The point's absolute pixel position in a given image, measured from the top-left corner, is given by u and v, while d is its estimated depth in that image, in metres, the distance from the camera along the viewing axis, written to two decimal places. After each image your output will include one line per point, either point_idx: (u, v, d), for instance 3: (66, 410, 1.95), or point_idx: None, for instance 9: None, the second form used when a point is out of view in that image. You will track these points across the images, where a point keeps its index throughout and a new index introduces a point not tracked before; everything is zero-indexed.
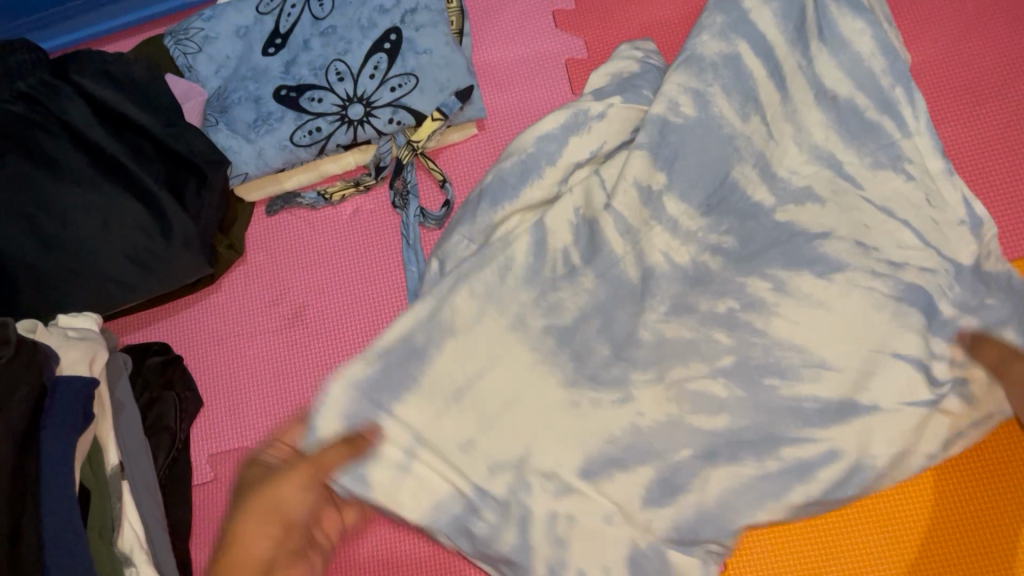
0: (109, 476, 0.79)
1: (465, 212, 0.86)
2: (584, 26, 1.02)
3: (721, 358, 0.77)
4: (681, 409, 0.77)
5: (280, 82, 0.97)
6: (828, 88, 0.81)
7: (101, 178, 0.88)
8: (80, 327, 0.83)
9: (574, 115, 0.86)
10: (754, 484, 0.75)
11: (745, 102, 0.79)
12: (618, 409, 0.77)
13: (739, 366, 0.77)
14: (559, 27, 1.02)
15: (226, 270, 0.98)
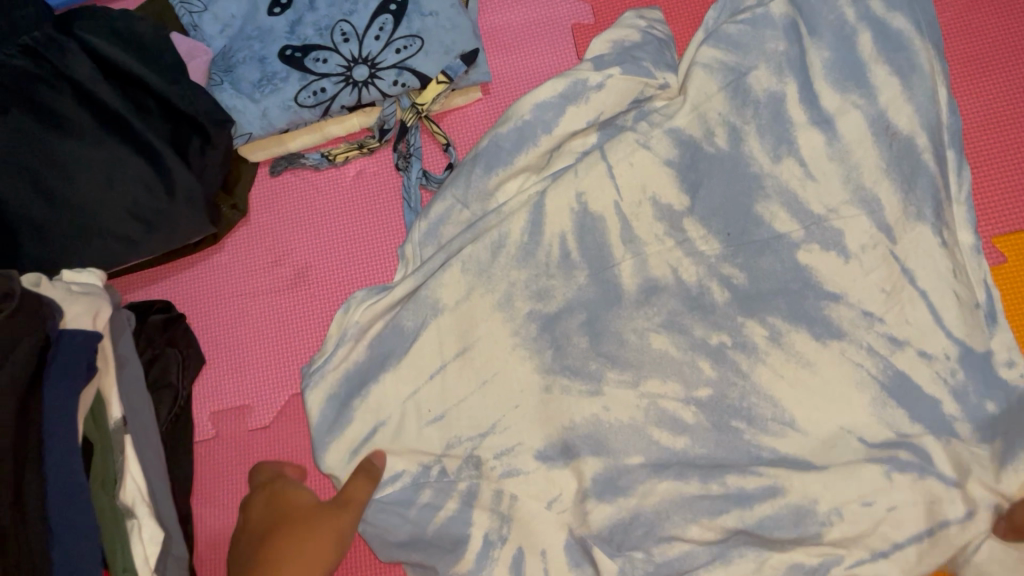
0: (112, 430, 0.80)
1: (457, 174, 0.89)
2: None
3: (697, 387, 0.81)
4: (645, 417, 0.81)
5: (285, 42, 0.97)
6: (829, 86, 0.83)
7: (105, 134, 0.88)
8: (84, 282, 0.84)
9: (572, 83, 0.88)
10: (696, 501, 0.78)
11: (777, 144, 0.84)
12: (588, 398, 0.82)
13: (712, 400, 0.81)
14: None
15: (228, 230, 0.98)
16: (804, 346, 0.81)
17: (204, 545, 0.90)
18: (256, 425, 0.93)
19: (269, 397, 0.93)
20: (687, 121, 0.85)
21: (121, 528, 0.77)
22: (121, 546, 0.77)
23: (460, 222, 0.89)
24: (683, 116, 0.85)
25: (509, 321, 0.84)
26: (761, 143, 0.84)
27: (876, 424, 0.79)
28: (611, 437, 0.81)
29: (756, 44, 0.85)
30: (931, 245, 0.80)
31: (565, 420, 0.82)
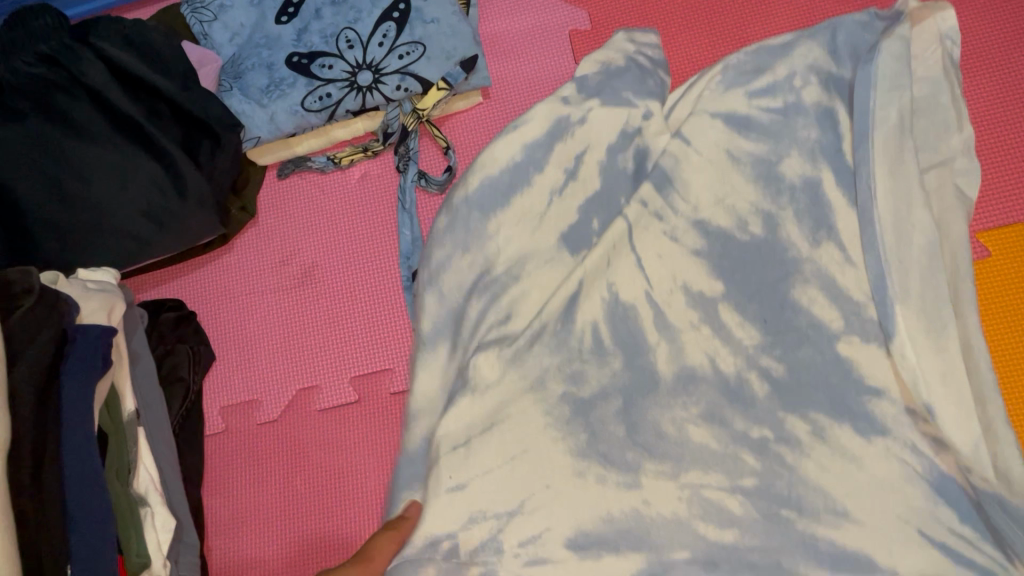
0: (126, 421, 0.83)
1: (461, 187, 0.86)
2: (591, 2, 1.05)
3: (741, 476, 0.74)
4: (689, 510, 0.74)
5: (292, 49, 1.00)
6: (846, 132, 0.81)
7: (118, 136, 0.91)
8: (99, 279, 0.87)
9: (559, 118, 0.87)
10: None
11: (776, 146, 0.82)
12: (625, 491, 0.75)
13: (759, 489, 0.74)
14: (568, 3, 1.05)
15: (237, 231, 1.02)
16: (850, 441, 0.74)
17: (214, 535, 0.93)
18: (264, 419, 0.96)
19: (277, 391, 0.96)
20: (714, 214, 0.82)
21: (136, 515, 0.80)
22: (136, 531, 0.79)
23: (463, 270, 0.84)
24: (708, 208, 0.82)
25: (541, 404, 0.78)
26: (800, 230, 0.79)
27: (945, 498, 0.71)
28: (654, 532, 0.74)
29: (788, 131, 0.82)
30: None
31: (604, 510, 0.74)
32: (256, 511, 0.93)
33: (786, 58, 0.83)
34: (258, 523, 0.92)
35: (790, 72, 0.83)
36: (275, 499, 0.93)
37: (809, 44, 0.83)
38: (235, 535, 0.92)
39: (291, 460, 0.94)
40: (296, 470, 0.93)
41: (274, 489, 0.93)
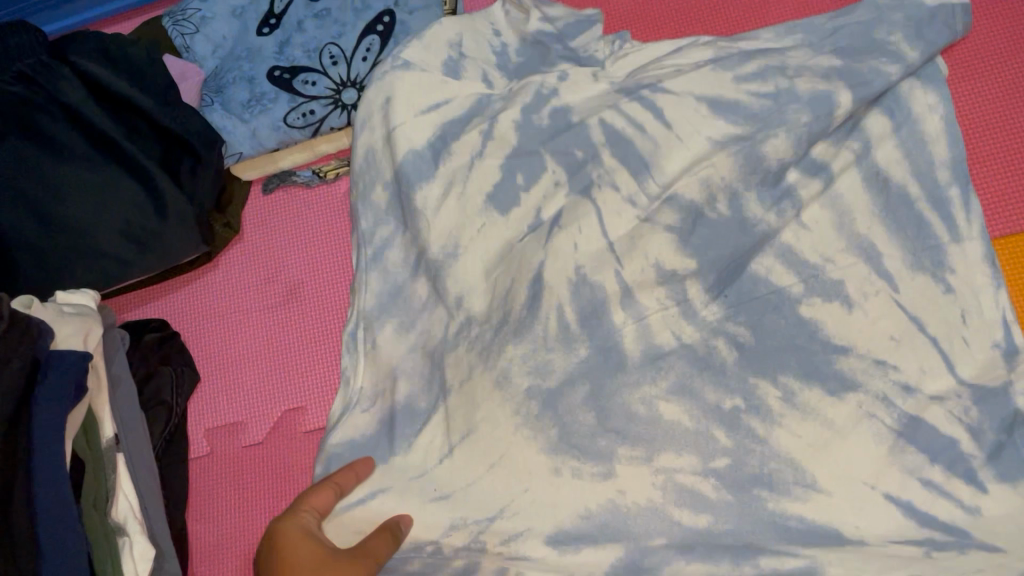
0: (105, 448, 0.81)
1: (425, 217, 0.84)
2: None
3: (713, 458, 0.79)
4: (665, 499, 0.79)
5: (274, 64, 0.98)
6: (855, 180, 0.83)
7: (95, 154, 0.89)
8: (77, 304, 0.85)
9: (478, 96, 0.87)
10: None
11: (778, 200, 0.83)
12: (601, 483, 0.80)
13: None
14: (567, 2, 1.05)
15: (222, 248, 0.99)
16: (817, 402, 0.79)
17: (199, 561, 0.90)
18: (249, 441, 0.93)
19: (261, 413, 0.94)
20: (687, 185, 0.82)
21: (111, 543, 0.78)
22: (112, 561, 0.77)
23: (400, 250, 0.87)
24: (682, 181, 0.82)
25: (509, 400, 0.82)
26: (760, 198, 0.83)
27: (901, 475, 0.76)
28: (631, 521, 0.78)
29: (778, 116, 0.81)
30: (936, 291, 0.80)
31: (584, 506, 0.79)
32: (241, 537, 0.90)
33: (780, 55, 0.84)
34: (244, 550, 0.90)
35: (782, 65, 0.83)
36: (262, 525, 0.90)
37: (803, 47, 0.85)
38: (219, 563, 0.90)
39: (276, 484, 0.91)
40: (283, 496, 0.90)
41: (259, 515, 0.90)
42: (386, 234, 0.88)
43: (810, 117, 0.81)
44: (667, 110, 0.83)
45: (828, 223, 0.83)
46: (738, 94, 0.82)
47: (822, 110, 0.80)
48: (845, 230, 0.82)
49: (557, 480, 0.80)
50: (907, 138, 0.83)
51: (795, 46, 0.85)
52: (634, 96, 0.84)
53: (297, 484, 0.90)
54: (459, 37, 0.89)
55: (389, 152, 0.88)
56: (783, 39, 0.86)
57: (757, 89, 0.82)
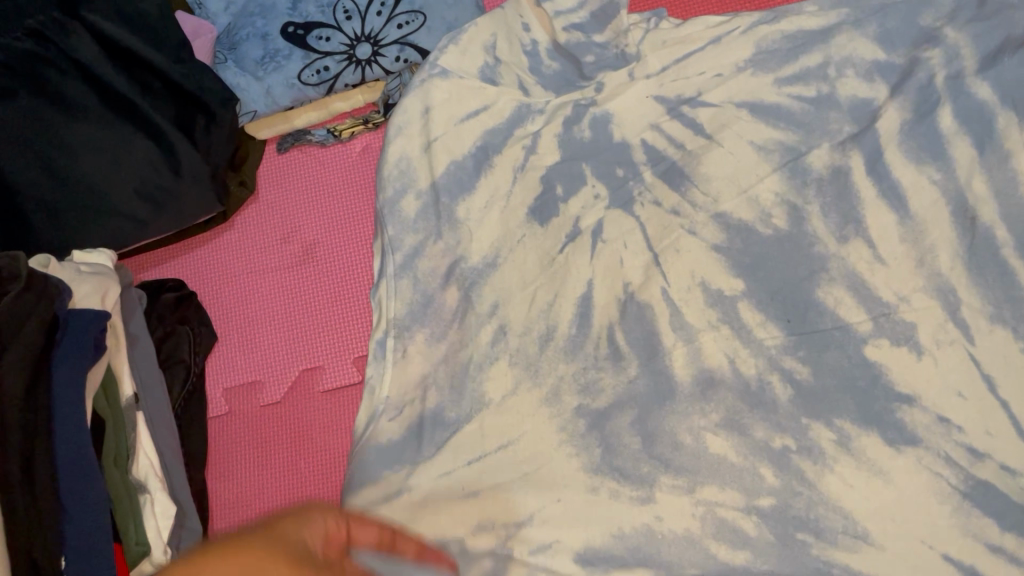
0: (124, 407, 0.82)
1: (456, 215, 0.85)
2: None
3: (758, 495, 0.74)
4: (702, 528, 0.74)
5: (287, 19, 0.96)
6: (900, 154, 0.81)
7: (110, 115, 0.88)
8: (94, 264, 0.85)
9: (517, 107, 0.87)
10: None
11: (843, 223, 0.80)
12: (639, 507, 0.75)
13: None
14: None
15: (237, 208, 0.99)
16: (878, 452, 0.74)
17: (218, 519, 0.91)
18: (267, 401, 0.93)
19: (279, 372, 0.94)
20: (736, 207, 0.82)
21: (132, 501, 0.78)
22: (133, 518, 0.78)
23: (437, 255, 0.84)
24: (730, 201, 0.83)
25: (557, 414, 0.79)
26: (826, 225, 0.80)
27: (950, 499, 0.72)
28: (664, 549, 0.74)
29: (820, 124, 0.83)
30: (1015, 348, 0.75)
31: (616, 528, 0.75)
32: (260, 496, 0.91)
33: (824, 46, 0.84)
34: (263, 509, 0.90)
35: (825, 60, 0.84)
36: (282, 484, 0.90)
37: (852, 29, 0.84)
38: (240, 521, 0.90)
39: (295, 443, 0.92)
40: (302, 454, 0.91)
41: (279, 474, 0.91)
42: (415, 240, 0.84)
43: (848, 124, 0.83)
44: (701, 113, 0.85)
45: (878, 202, 0.80)
46: (777, 98, 0.84)
47: (863, 116, 0.82)
48: (894, 206, 0.80)
49: (595, 499, 0.76)
50: (976, 118, 0.80)
51: (841, 23, 0.84)
52: (674, 113, 0.86)
53: (317, 443, 0.91)
54: (494, 40, 0.88)
55: (428, 163, 0.86)
56: (828, 14, 0.85)
57: (797, 93, 0.84)
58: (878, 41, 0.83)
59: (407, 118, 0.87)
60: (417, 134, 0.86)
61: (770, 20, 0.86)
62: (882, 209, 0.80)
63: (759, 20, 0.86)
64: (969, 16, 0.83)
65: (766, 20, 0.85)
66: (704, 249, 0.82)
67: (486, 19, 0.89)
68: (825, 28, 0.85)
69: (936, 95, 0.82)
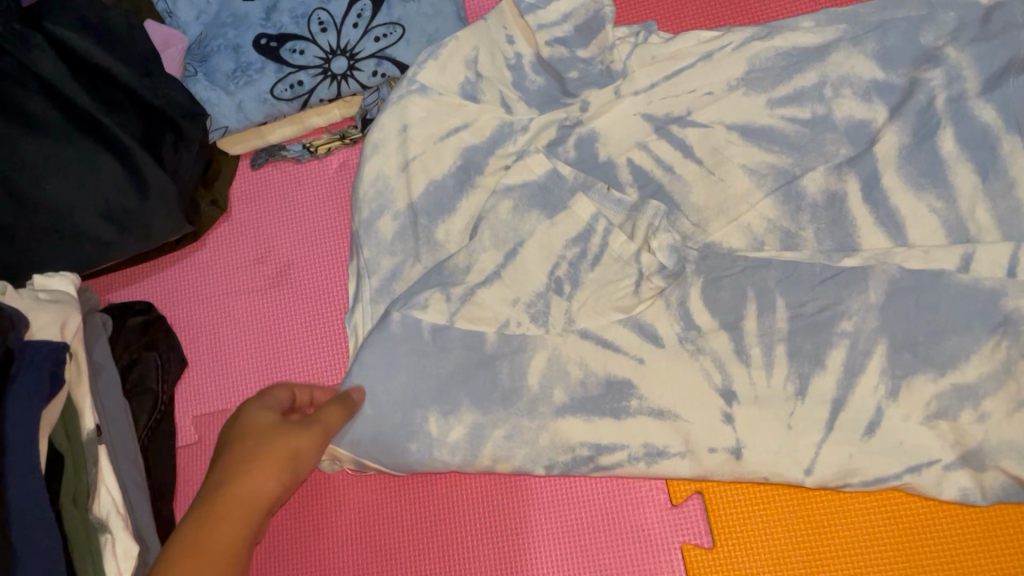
0: (85, 440, 0.78)
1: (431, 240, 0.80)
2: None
3: None
4: None
5: (260, 30, 0.92)
6: (900, 180, 0.76)
7: (72, 131, 0.84)
8: (54, 290, 0.81)
9: (500, 125, 0.82)
10: None
11: (838, 249, 0.76)
12: None
13: None
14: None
15: (208, 227, 0.95)
16: None
17: None
18: None
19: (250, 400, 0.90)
20: (728, 234, 0.78)
21: (91, 539, 0.75)
22: (93, 555, 0.75)
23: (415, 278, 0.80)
24: (721, 228, 0.78)
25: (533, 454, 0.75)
26: (821, 248, 0.76)
27: None
28: None
29: (815, 145, 0.78)
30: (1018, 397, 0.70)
31: None
32: None
33: (819, 63, 0.79)
34: None
35: (821, 80, 0.79)
36: None
37: (849, 46, 0.79)
38: None
39: None
40: None
41: None
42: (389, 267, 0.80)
43: (844, 148, 0.78)
44: (690, 134, 0.80)
45: (875, 229, 0.76)
46: (770, 120, 0.79)
47: (862, 139, 0.77)
48: (892, 233, 0.75)
49: None
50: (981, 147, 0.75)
51: (839, 40, 0.79)
52: (662, 132, 0.81)
53: None
54: (475, 54, 0.82)
55: (405, 182, 0.81)
56: (825, 32, 0.80)
57: (791, 115, 0.79)
58: (877, 61, 0.78)
59: (384, 135, 0.82)
60: (394, 152, 0.82)
61: (763, 36, 0.80)
62: (879, 236, 0.76)
63: (750, 36, 0.80)
64: (973, 34, 0.76)
65: (758, 36, 0.80)
66: (692, 277, 0.77)
67: (468, 31, 0.83)
68: (820, 46, 0.79)
69: (935, 120, 0.76)
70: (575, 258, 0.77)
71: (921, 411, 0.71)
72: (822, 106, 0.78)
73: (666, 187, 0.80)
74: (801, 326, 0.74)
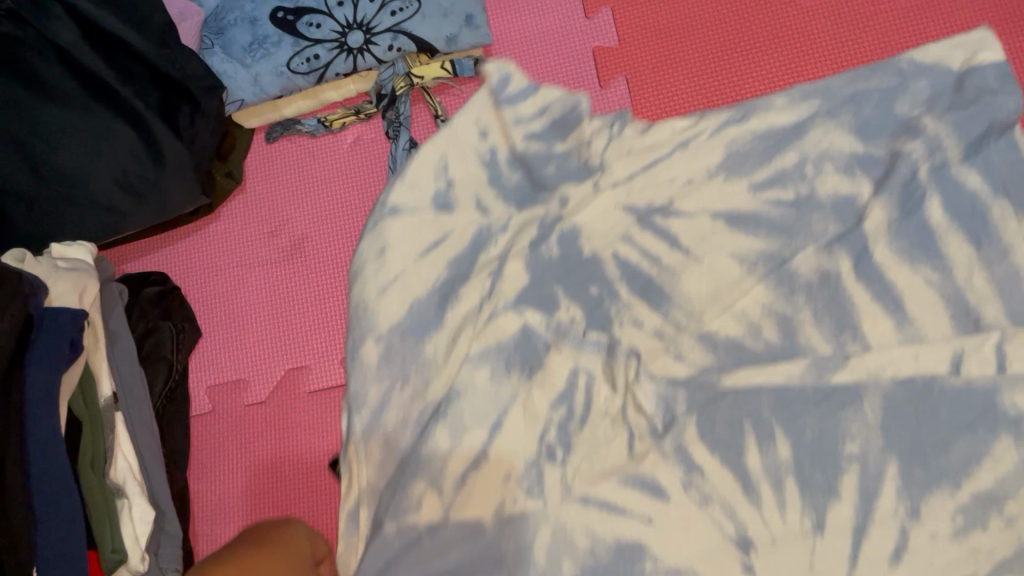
0: (102, 407, 0.79)
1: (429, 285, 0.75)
2: (629, 37, 0.92)
3: None
4: None
5: (277, 3, 0.92)
6: (893, 256, 0.74)
7: (92, 102, 0.85)
8: (72, 259, 0.82)
9: (475, 228, 0.76)
10: None
11: (839, 330, 0.74)
12: None
13: None
14: (600, 81, 0.91)
15: (223, 199, 0.95)
16: None
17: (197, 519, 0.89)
18: (252, 401, 0.91)
19: (264, 370, 0.91)
20: (723, 324, 0.75)
21: (109, 505, 0.76)
22: (109, 522, 0.75)
23: (403, 404, 0.72)
24: (716, 319, 0.76)
25: None
26: (822, 332, 0.74)
27: None
28: None
29: (802, 226, 0.76)
30: None
31: None
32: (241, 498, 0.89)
33: (797, 142, 0.78)
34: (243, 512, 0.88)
35: (800, 159, 0.77)
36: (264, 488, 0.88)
37: (825, 121, 0.78)
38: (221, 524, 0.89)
39: (277, 445, 0.89)
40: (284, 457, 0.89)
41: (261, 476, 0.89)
42: None
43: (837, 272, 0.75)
44: (674, 224, 0.78)
45: (873, 307, 0.74)
46: (754, 206, 0.77)
47: (848, 215, 0.76)
48: (890, 309, 0.74)
49: None
50: (973, 217, 0.74)
51: (813, 116, 0.78)
52: (645, 222, 0.79)
53: (299, 447, 0.89)
54: (446, 165, 0.76)
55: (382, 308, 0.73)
56: (799, 107, 0.79)
57: (776, 198, 0.77)
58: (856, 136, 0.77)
59: (360, 263, 0.74)
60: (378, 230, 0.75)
61: (736, 120, 0.79)
62: (890, 335, 0.73)
63: (726, 119, 0.79)
64: (947, 103, 0.76)
65: (733, 121, 0.79)
66: (684, 418, 0.72)
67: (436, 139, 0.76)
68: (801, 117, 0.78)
69: (919, 191, 0.76)
70: (563, 420, 0.73)
71: (947, 525, 0.68)
72: (797, 200, 0.77)
73: (656, 280, 0.77)
74: (807, 456, 0.70)
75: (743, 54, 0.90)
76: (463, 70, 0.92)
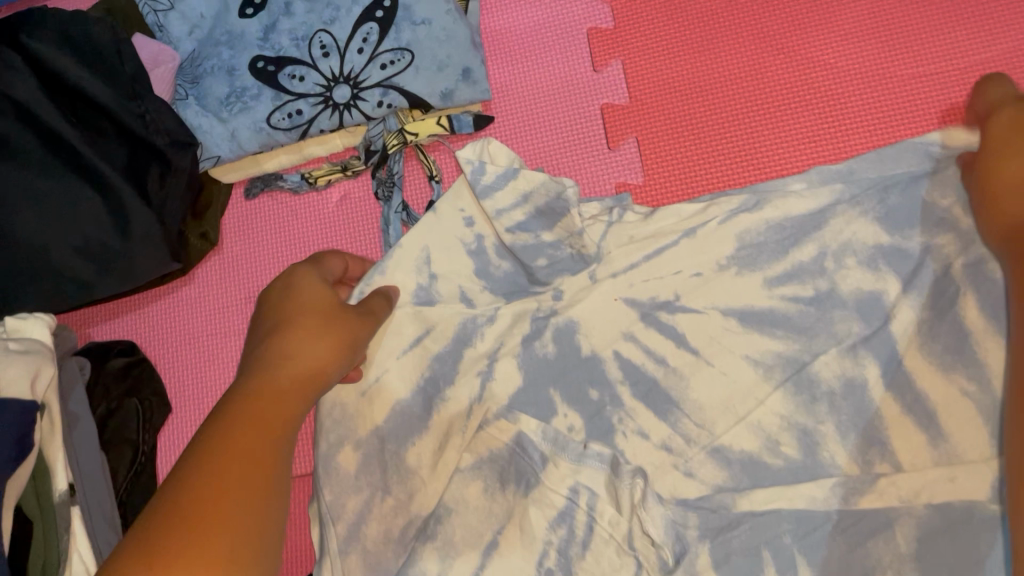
0: (57, 503, 0.73)
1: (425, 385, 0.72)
2: (641, 97, 0.85)
3: None
4: None
5: (258, 51, 0.84)
6: (926, 361, 0.69)
7: (52, 161, 0.77)
8: (27, 339, 0.74)
9: (461, 323, 0.75)
10: None
11: (866, 447, 0.69)
12: None
13: None
14: (610, 142, 0.84)
15: (197, 261, 0.88)
16: None
17: None
18: None
19: None
20: (735, 435, 0.72)
21: None
22: None
23: (385, 518, 0.69)
24: (729, 430, 0.72)
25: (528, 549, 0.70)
26: (847, 450, 0.70)
27: None
28: None
29: (823, 326, 0.72)
30: None
31: None
32: None
33: (818, 234, 0.74)
34: None
35: (820, 252, 0.74)
36: None
37: (848, 208, 0.74)
38: None
39: None
40: None
41: None
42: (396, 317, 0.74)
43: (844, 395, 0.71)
44: (681, 321, 0.75)
45: (903, 422, 0.69)
46: (771, 301, 0.73)
47: (874, 316, 0.72)
48: (923, 424, 0.68)
49: None
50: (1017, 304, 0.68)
51: (835, 203, 0.74)
52: (649, 318, 0.75)
53: None
54: (428, 253, 0.75)
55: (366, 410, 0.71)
56: (819, 194, 0.75)
57: (793, 294, 0.73)
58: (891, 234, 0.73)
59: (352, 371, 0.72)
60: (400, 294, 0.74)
61: (751, 207, 0.75)
62: (924, 454, 0.68)
63: (739, 205, 0.76)
64: None
65: (746, 208, 0.75)
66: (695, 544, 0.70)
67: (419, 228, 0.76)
68: (819, 210, 0.74)
69: (952, 289, 0.70)
70: (563, 543, 0.71)
71: None
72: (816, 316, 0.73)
73: (662, 383, 0.74)
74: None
75: (752, 116, 0.83)
76: (460, 126, 0.85)
